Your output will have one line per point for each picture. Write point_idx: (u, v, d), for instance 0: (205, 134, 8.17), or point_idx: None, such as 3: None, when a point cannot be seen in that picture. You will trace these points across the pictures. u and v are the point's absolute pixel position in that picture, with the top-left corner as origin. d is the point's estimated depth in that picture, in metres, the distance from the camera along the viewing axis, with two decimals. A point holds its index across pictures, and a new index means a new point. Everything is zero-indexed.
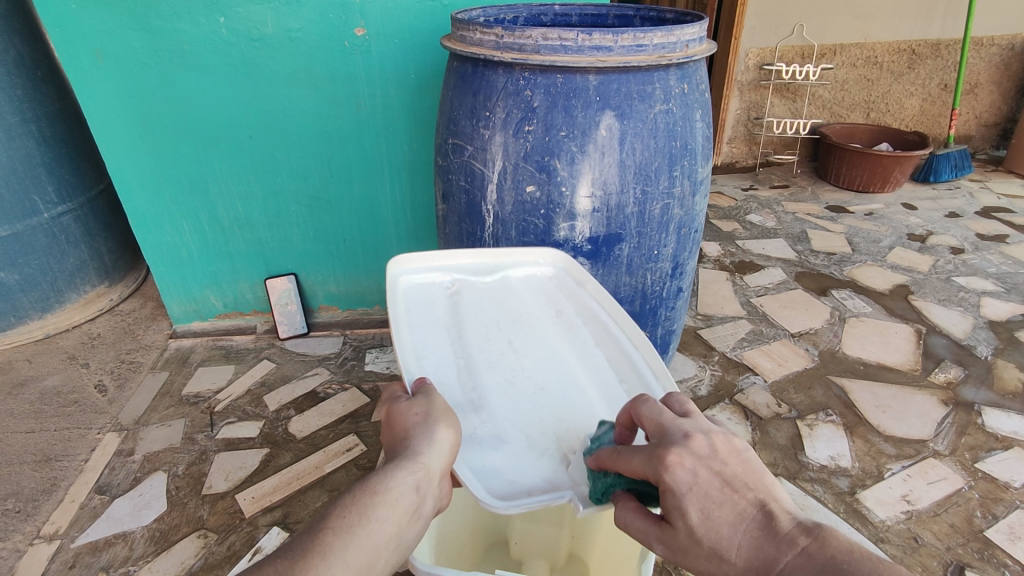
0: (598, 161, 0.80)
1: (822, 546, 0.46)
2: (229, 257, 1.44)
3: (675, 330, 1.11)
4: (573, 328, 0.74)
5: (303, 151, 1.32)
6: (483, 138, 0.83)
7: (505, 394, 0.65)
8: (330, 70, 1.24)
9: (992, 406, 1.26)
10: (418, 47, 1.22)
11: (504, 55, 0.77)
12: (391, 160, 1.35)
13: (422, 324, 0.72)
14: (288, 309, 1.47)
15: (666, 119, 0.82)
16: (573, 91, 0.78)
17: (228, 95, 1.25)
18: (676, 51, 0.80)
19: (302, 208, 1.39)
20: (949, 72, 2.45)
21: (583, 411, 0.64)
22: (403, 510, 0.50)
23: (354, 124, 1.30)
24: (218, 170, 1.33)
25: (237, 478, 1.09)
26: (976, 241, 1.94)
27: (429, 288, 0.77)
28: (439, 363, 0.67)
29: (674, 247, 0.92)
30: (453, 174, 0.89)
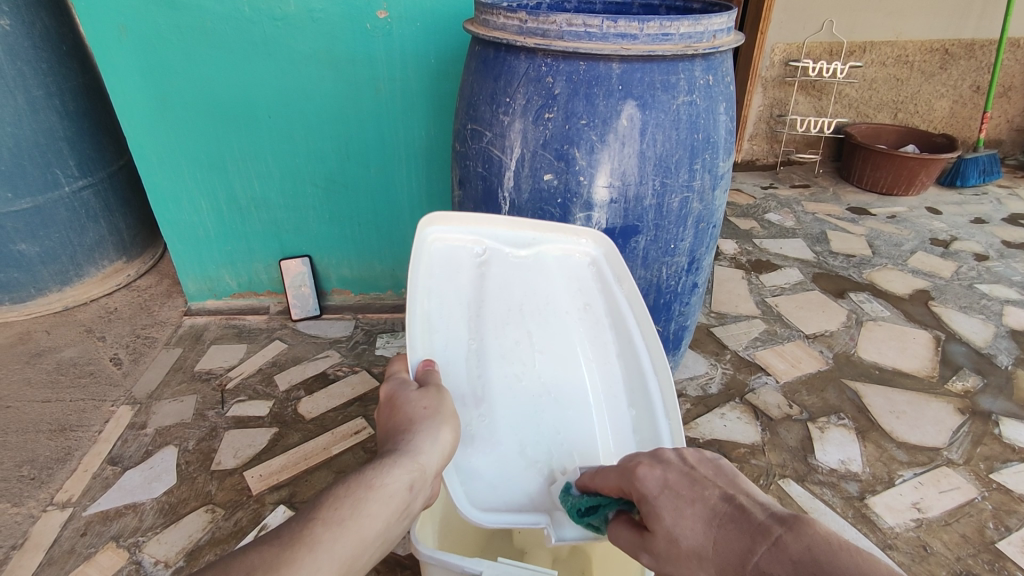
0: (617, 151, 0.79)
1: (797, 537, 0.44)
2: (245, 237, 1.45)
3: (688, 326, 1.10)
4: (594, 334, 0.72)
5: (322, 132, 1.32)
6: (503, 124, 0.82)
7: (509, 390, 0.68)
8: (351, 52, 1.23)
9: (1010, 416, 1.24)
10: (440, 31, 1.21)
11: (527, 40, 0.76)
12: (408, 145, 1.34)
13: (442, 291, 0.72)
14: (302, 291, 1.48)
15: (689, 111, 0.80)
16: (595, 79, 0.77)
17: (249, 74, 1.25)
18: (702, 41, 0.78)
19: (319, 191, 1.40)
20: (981, 74, 2.39)
21: (579, 428, 0.68)
22: (394, 507, 0.50)
23: (373, 107, 1.30)
24: (237, 149, 1.33)
25: (246, 455, 1.10)
26: (1001, 249, 1.89)
27: (458, 253, 0.74)
28: (451, 343, 0.69)
29: (692, 241, 0.91)
30: (471, 160, 0.89)
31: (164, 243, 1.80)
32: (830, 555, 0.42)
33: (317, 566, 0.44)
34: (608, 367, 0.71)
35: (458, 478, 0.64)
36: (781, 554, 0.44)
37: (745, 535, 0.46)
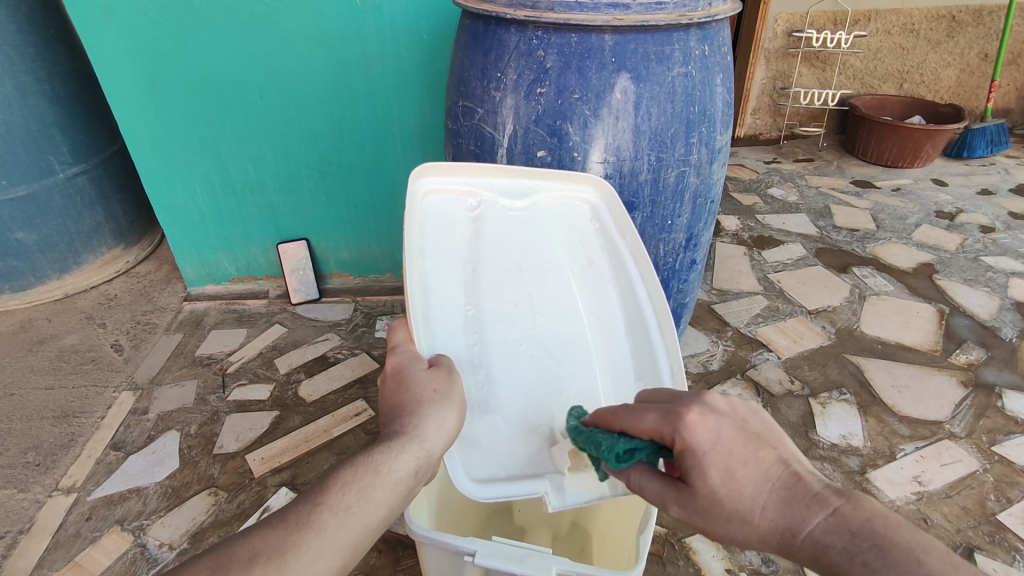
0: (611, 126, 0.77)
1: (856, 509, 0.46)
2: (241, 221, 1.44)
3: (687, 304, 1.09)
4: (594, 291, 0.71)
5: (315, 113, 1.31)
6: (494, 100, 0.80)
7: (508, 354, 0.67)
8: (342, 30, 1.21)
9: (1013, 389, 1.23)
10: (431, 7, 1.19)
11: (517, 12, 0.74)
12: (402, 125, 1.33)
13: (437, 253, 0.69)
14: (301, 274, 1.47)
15: (684, 82, 0.78)
16: (588, 51, 0.75)
17: (238, 55, 1.23)
18: (697, 10, 0.76)
19: (313, 173, 1.38)
20: (990, 41, 2.33)
21: (579, 391, 0.67)
22: (402, 493, 0.51)
23: (365, 87, 1.28)
24: (230, 132, 1.32)
25: (248, 439, 1.10)
26: (1008, 221, 1.87)
27: (451, 207, 0.71)
28: (448, 308, 0.67)
29: (689, 217, 0.90)
30: (463, 137, 0.87)
31: (162, 229, 1.80)
32: (888, 530, 0.45)
33: (320, 552, 0.45)
34: (608, 326, 0.70)
35: (458, 451, 0.62)
36: (839, 523, 0.46)
37: (797, 511, 0.47)
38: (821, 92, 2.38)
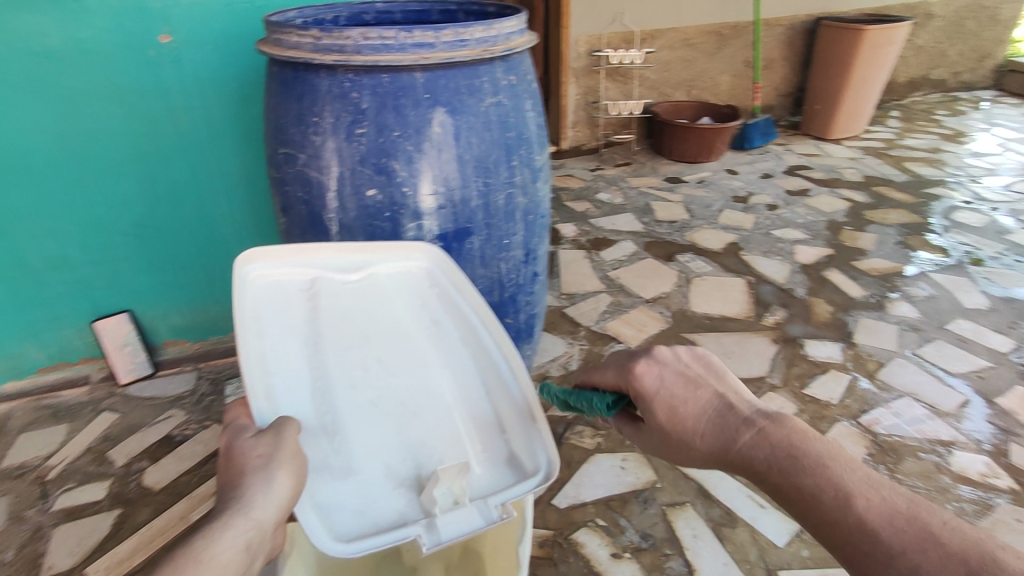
0: (436, 158, 0.80)
1: (778, 428, 0.54)
2: (44, 303, 1.25)
3: (537, 313, 1.15)
4: (448, 350, 0.73)
5: (117, 173, 1.18)
6: (316, 144, 0.80)
7: (363, 417, 0.68)
8: (137, 82, 1.12)
9: (812, 338, 1.46)
10: (235, 52, 1.15)
11: (325, 57, 0.75)
12: (224, 176, 1.26)
13: (277, 333, 0.68)
14: (127, 350, 1.30)
15: (497, 110, 0.84)
16: (401, 90, 0.77)
17: (13, 118, 1.09)
18: (498, 44, 0.82)
19: (127, 238, 1.25)
20: (748, 51, 2.77)
21: (440, 440, 0.68)
22: (232, 571, 0.51)
23: (174, 141, 1.19)
24: (13, 206, 1.15)
25: (86, 549, 0.97)
26: (787, 197, 2.22)
27: (285, 288, 0.70)
28: (291, 384, 0.66)
29: (524, 234, 0.96)
30: (289, 184, 0.85)
31: None
32: (807, 444, 0.53)
33: None
34: (464, 379, 0.72)
35: (318, 514, 0.62)
36: (763, 441, 0.54)
37: (730, 430, 0.56)
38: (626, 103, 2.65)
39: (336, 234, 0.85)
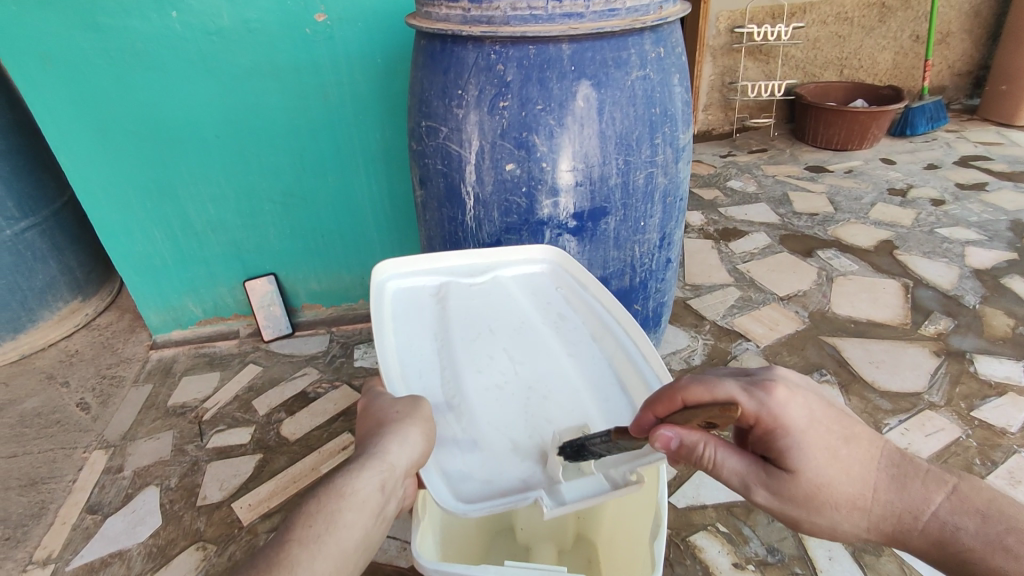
0: (577, 132, 1.11)
1: None
2: (319, 192, 1.98)
3: (664, 301, 1.53)
4: (570, 342, 1.00)
5: (372, 119, 1.88)
6: (456, 117, 1.15)
7: (480, 394, 0.90)
8: (381, 61, 1.79)
9: None
10: (390, 36, 1.74)
11: (473, 24, 1.07)
12: (375, 150, 1.94)
13: (412, 330, 1.01)
14: (270, 308, 2.12)
15: (642, 83, 1.14)
16: (547, 63, 1.08)
17: (355, 79, 1.80)
18: (649, 15, 1.11)
19: (351, 165, 1.95)
20: None
21: (563, 408, 0.89)
22: (370, 499, 0.76)
23: (351, 104, 1.85)
24: (346, 130, 1.89)
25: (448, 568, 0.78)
26: None
27: (422, 294, 1.09)
28: (420, 375, 0.93)
29: (660, 218, 1.29)
30: (429, 157, 1.24)
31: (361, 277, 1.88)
32: None
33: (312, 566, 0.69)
34: (584, 363, 0.96)
35: (442, 482, 0.80)
36: None
37: None
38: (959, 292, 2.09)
39: (469, 204, 1.21)
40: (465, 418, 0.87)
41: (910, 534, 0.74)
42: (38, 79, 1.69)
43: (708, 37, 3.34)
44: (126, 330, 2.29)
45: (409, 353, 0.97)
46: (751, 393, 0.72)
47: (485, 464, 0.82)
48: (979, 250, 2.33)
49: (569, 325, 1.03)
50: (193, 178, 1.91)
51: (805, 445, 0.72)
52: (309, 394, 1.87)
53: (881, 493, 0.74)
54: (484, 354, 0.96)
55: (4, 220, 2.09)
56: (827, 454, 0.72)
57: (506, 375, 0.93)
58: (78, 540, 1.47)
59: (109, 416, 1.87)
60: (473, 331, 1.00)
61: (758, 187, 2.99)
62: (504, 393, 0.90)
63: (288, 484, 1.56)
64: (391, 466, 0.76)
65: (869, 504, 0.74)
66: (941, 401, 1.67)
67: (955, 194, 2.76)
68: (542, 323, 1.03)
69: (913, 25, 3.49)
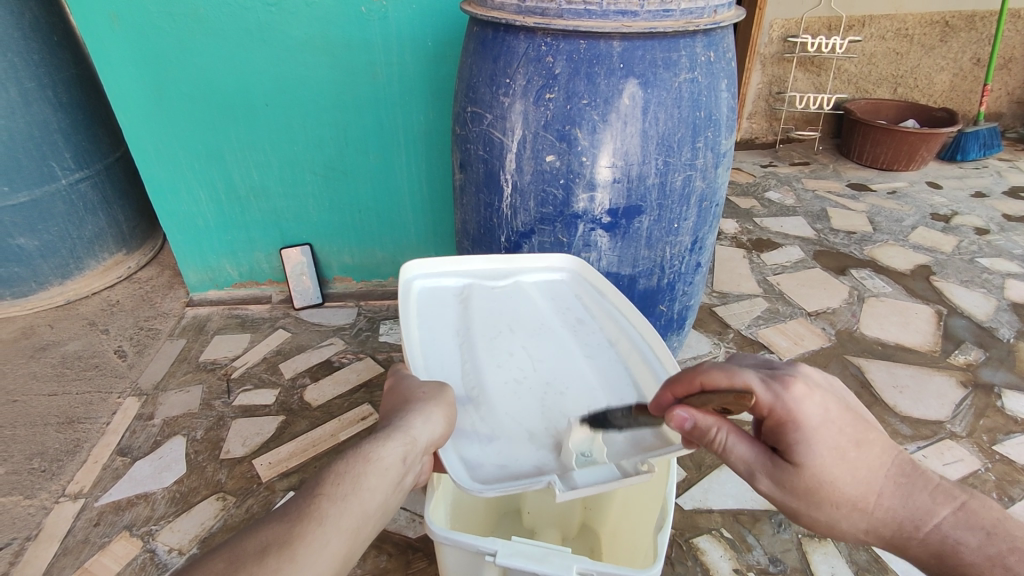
0: (620, 128, 1.13)
1: None
2: (359, 170, 2.03)
3: (691, 306, 1.54)
4: (587, 344, 1.03)
5: (417, 101, 1.91)
6: (501, 105, 1.17)
7: (498, 386, 0.93)
8: (433, 47, 1.81)
9: None
10: (442, 21, 1.77)
11: (526, 15, 1.09)
12: (416, 130, 1.97)
13: (436, 326, 1.06)
14: (303, 278, 2.18)
15: (689, 83, 1.14)
16: (596, 58, 1.09)
17: (402, 61, 1.84)
18: (703, 17, 1.11)
19: (391, 147, 1.99)
20: None
21: (578, 401, 0.91)
22: (391, 469, 0.78)
23: (395, 85, 1.88)
24: (389, 111, 1.92)
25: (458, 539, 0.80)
26: None
27: (447, 294, 1.14)
28: (442, 366, 0.97)
29: (695, 220, 1.30)
30: (471, 140, 1.26)
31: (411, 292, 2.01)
32: None
33: (331, 525, 0.71)
34: (599, 362, 0.99)
35: (461, 466, 0.81)
36: None
37: None
38: (995, 321, 2.08)
39: (507, 190, 1.23)
40: (483, 409, 0.90)
41: (909, 542, 0.74)
42: (105, 37, 1.76)
43: (760, 44, 3.32)
44: (165, 285, 2.38)
45: (432, 347, 1.01)
46: (768, 384, 0.70)
47: (502, 450, 0.84)
48: (1019, 283, 2.28)
49: (586, 328, 1.06)
50: (240, 145, 1.98)
51: (815, 441, 0.70)
52: (334, 363, 1.93)
53: (887, 500, 0.73)
54: (504, 353, 1.00)
55: (61, 170, 2.19)
56: (836, 453, 0.71)
57: (525, 372, 0.96)
58: (107, 480, 1.55)
59: (143, 365, 1.96)
60: (494, 330, 1.04)
61: (796, 200, 2.95)
62: (521, 388, 0.93)
63: (307, 448, 1.62)
64: (413, 436, 0.79)
65: (871, 507, 0.73)
66: (962, 432, 1.65)
67: (1001, 224, 2.69)
68: (560, 325, 1.07)
69: (975, 48, 3.38)
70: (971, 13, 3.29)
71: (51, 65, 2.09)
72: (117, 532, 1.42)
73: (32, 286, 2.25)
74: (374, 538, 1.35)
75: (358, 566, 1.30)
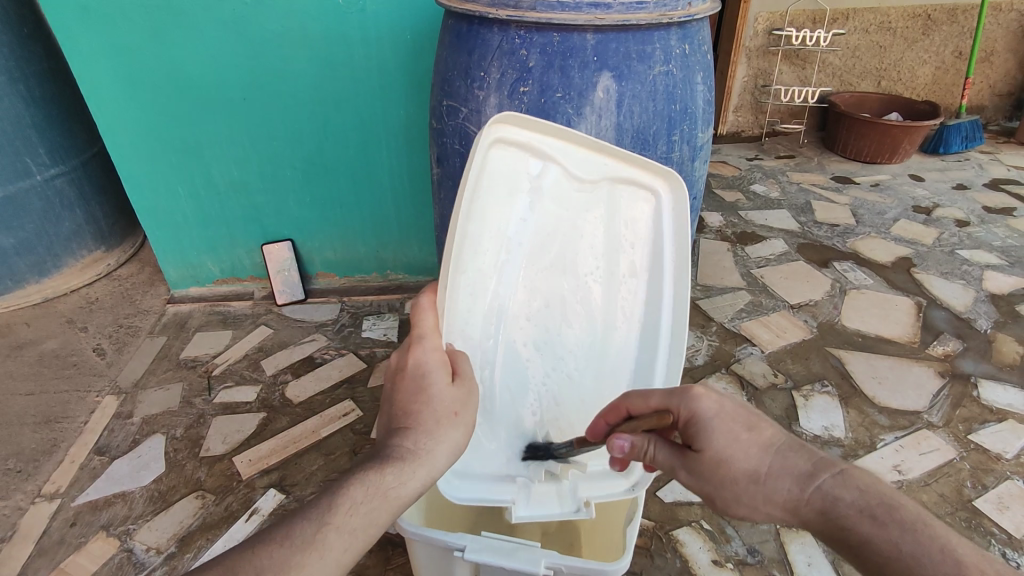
0: (595, 121, 1.12)
1: None
2: (342, 164, 2.02)
3: None
4: (622, 305, 1.00)
5: (398, 93, 1.89)
6: (476, 98, 1.16)
7: (512, 343, 0.98)
8: (411, 39, 1.79)
9: None
10: (420, 14, 1.75)
11: (499, 9, 1.08)
12: (397, 123, 1.95)
13: (487, 233, 0.90)
14: (286, 275, 2.17)
15: (664, 76, 1.14)
16: (570, 51, 1.08)
17: (381, 54, 1.82)
18: (677, 10, 1.11)
19: (373, 140, 1.98)
20: None
21: (571, 382, 1.02)
22: (398, 497, 0.77)
23: (375, 78, 1.86)
24: (371, 103, 1.91)
25: (430, 536, 0.80)
26: None
27: (520, 169, 0.89)
28: (472, 307, 0.93)
29: None
30: (447, 133, 1.25)
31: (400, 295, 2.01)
32: None
33: (330, 554, 0.71)
34: (617, 332, 1.01)
35: (455, 467, 0.98)
36: None
37: None
38: (974, 312, 2.10)
39: None
40: (489, 373, 0.98)
41: (800, 504, 0.77)
42: (76, 29, 1.73)
43: (745, 37, 3.32)
44: (145, 282, 2.36)
45: (472, 272, 0.91)
46: (668, 397, 0.84)
47: (488, 454, 1.00)
48: (998, 275, 2.30)
49: (632, 284, 0.99)
50: (219, 138, 1.95)
51: (709, 429, 0.80)
52: (316, 359, 1.92)
53: (775, 469, 0.78)
54: (535, 299, 0.97)
55: (35, 166, 2.16)
56: (730, 440, 0.79)
57: (543, 331, 0.99)
58: (85, 479, 1.54)
59: (123, 363, 1.94)
60: (536, 266, 0.96)
61: (781, 193, 2.96)
62: (533, 352, 0.99)
63: (288, 445, 1.61)
64: (432, 465, 0.80)
65: (763, 478, 0.79)
66: (939, 422, 1.67)
67: (981, 216, 2.71)
68: (608, 276, 0.98)
69: (957, 41, 3.40)
70: (953, 6, 3.31)
71: (23, 59, 2.05)
72: (94, 531, 1.41)
73: (8, 283, 2.22)
74: None
75: None
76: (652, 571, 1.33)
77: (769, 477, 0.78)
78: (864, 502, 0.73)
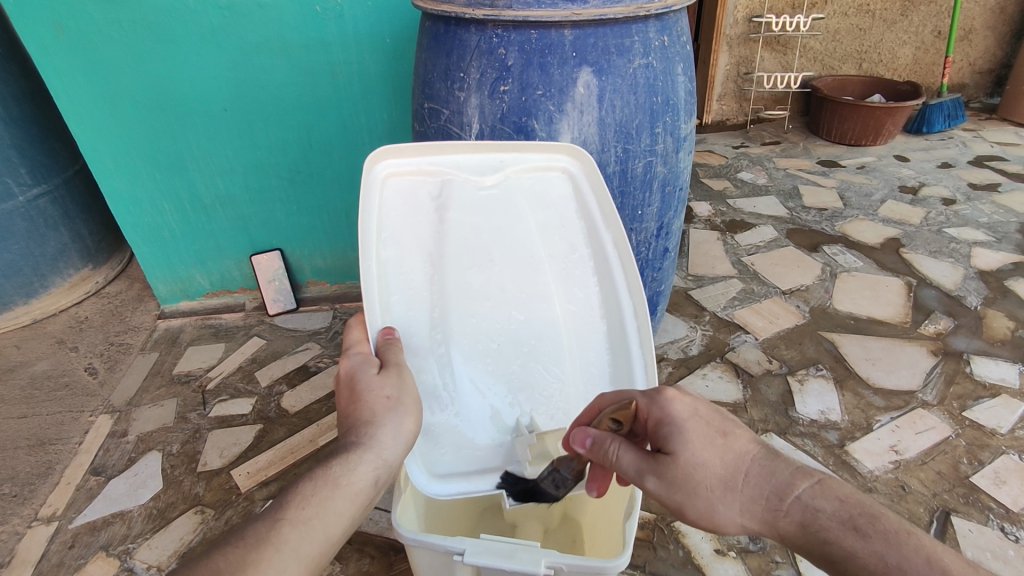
0: (578, 117, 1.12)
1: None
2: (327, 170, 2.01)
3: (661, 291, 1.54)
4: (570, 288, 1.01)
5: (379, 97, 1.88)
6: (457, 99, 1.16)
7: (466, 345, 0.97)
8: (390, 42, 1.79)
9: None
10: (397, 17, 1.74)
11: (476, 9, 1.07)
12: (381, 127, 1.94)
13: (406, 250, 0.98)
14: (275, 284, 2.15)
15: (645, 69, 1.14)
16: (549, 48, 1.08)
17: (361, 59, 1.81)
18: (655, 3, 1.11)
19: (355, 146, 1.97)
20: None
21: (546, 375, 0.98)
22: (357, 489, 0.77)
23: (356, 84, 1.86)
24: (352, 108, 1.90)
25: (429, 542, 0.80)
26: None
27: (422, 192, 1.01)
28: (409, 309, 0.96)
29: (659, 205, 1.30)
30: (430, 134, 1.25)
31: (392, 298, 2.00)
32: None
33: (291, 553, 0.71)
34: (577, 313, 1.01)
35: (426, 461, 0.93)
36: None
37: None
38: (962, 288, 2.12)
39: None
40: (447, 369, 0.96)
41: (778, 517, 0.76)
42: (51, 47, 1.71)
43: (725, 25, 3.32)
44: (135, 299, 2.34)
45: (400, 279, 0.96)
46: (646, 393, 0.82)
47: (458, 455, 0.94)
48: (986, 251, 2.31)
49: (574, 263, 1.02)
50: (202, 150, 1.94)
51: (686, 431, 0.78)
52: (310, 368, 1.91)
53: (752, 478, 0.77)
54: (476, 293, 0.99)
55: (17, 187, 2.13)
56: (708, 441, 0.78)
57: (497, 325, 0.99)
58: (82, 500, 1.53)
59: (115, 382, 1.92)
60: (468, 266, 1.00)
61: (768, 180, 2.97)
62: (491, 348, 0.98)
63: (286, 455, 1.60)
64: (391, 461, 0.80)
65: (740, 486, 0.77)
66: (934, 400, 1.68)
67: (966, 194, 2.73)
68: (545, 262, 1.01)
69: (936, 20, 3.42)
70: None
71: None
72: (94, 552, 1.39)
73: None
74: (356, 543, 1.35)
75: (342, 571, 1.30)
76: (656, 563, 1.33)
77: (741, 481, 0.77)
78: (844, 512, 0.74)
